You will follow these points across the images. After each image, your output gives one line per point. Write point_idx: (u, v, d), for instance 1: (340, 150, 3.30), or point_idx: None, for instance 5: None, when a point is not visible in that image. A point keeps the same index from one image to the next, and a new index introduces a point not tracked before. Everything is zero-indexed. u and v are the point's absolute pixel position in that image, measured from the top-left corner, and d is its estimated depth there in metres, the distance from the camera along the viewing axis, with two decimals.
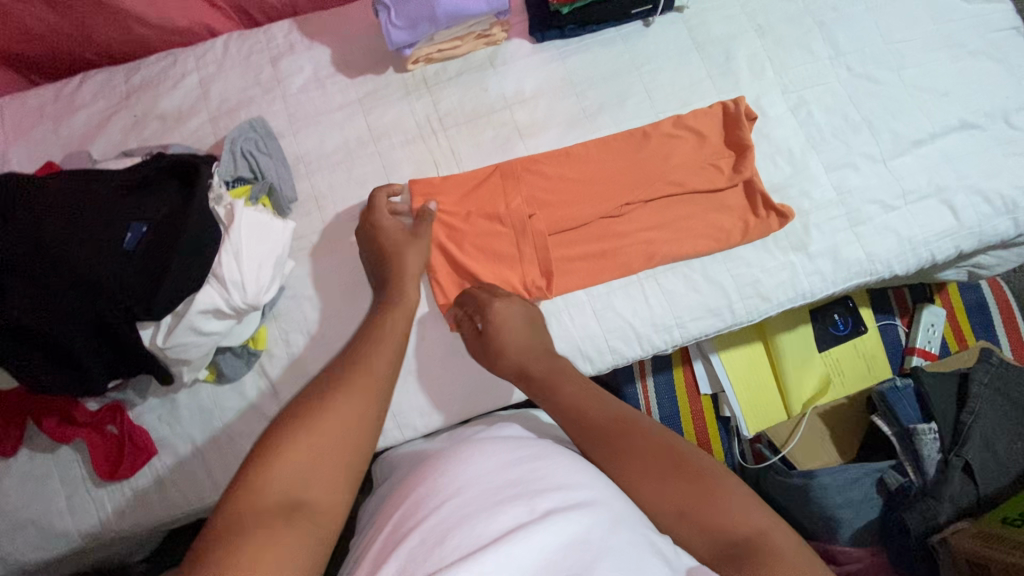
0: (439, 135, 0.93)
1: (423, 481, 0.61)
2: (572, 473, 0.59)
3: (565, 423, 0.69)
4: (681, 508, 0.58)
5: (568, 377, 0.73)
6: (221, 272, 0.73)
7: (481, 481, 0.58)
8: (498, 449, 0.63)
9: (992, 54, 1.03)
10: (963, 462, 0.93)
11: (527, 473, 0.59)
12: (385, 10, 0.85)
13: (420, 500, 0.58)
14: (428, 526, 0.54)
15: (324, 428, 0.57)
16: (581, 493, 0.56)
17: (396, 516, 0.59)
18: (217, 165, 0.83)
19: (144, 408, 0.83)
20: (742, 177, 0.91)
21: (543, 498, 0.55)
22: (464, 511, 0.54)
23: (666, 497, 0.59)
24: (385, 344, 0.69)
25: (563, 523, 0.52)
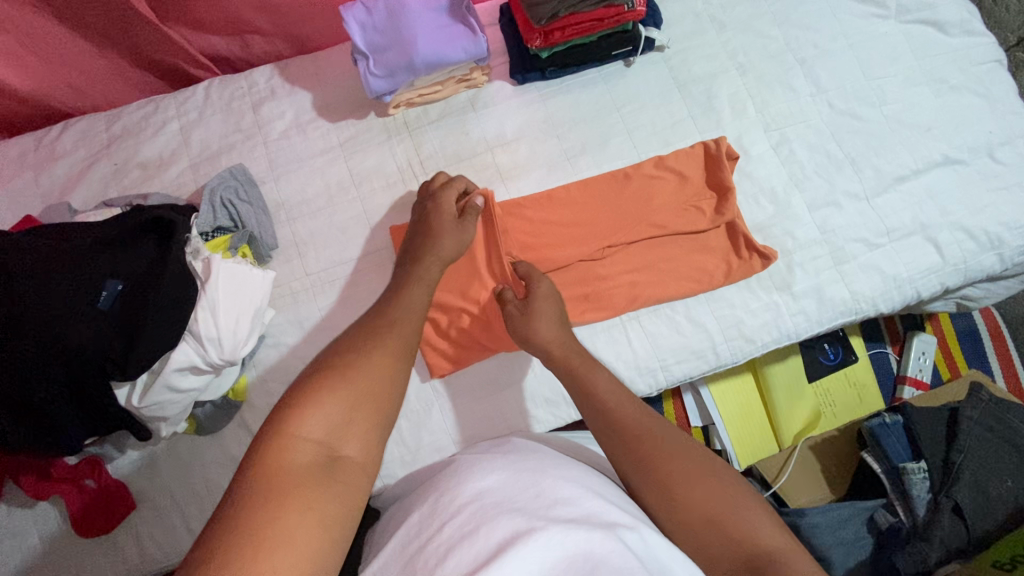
0: (421, 178, 0.93)
1: (424, 502, 0.59)
2: (572, 485, 0.58)
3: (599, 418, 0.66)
4: (709, 515, 0.58)
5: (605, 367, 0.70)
6: (197, 329, 0.73)
7: (485, 489, 0.57)
8: (499, 465, 0.61)
9: (974, 87, 1.04)
10: (953, 504, 0.93)
11: (527, 487, 0.56)
12: (364, 59, 0.85)
13: (420, 523, 0.56)
14: (431, 542, 0.53)
15: (355, 374, 0.55)
16: (581, 506, 0.54)
17: (399, 532, 0.58)
18: (196, 217, 0.82)
19: (122, 461, 0.82)
20: (724, 219, 0.91)
21: (542, 507, 0.53)
22: (467, 520, 0.53)
23: (697, 505, 0.58)
24: (411, 293, 0.70)
25: (561, 534, 0.49)
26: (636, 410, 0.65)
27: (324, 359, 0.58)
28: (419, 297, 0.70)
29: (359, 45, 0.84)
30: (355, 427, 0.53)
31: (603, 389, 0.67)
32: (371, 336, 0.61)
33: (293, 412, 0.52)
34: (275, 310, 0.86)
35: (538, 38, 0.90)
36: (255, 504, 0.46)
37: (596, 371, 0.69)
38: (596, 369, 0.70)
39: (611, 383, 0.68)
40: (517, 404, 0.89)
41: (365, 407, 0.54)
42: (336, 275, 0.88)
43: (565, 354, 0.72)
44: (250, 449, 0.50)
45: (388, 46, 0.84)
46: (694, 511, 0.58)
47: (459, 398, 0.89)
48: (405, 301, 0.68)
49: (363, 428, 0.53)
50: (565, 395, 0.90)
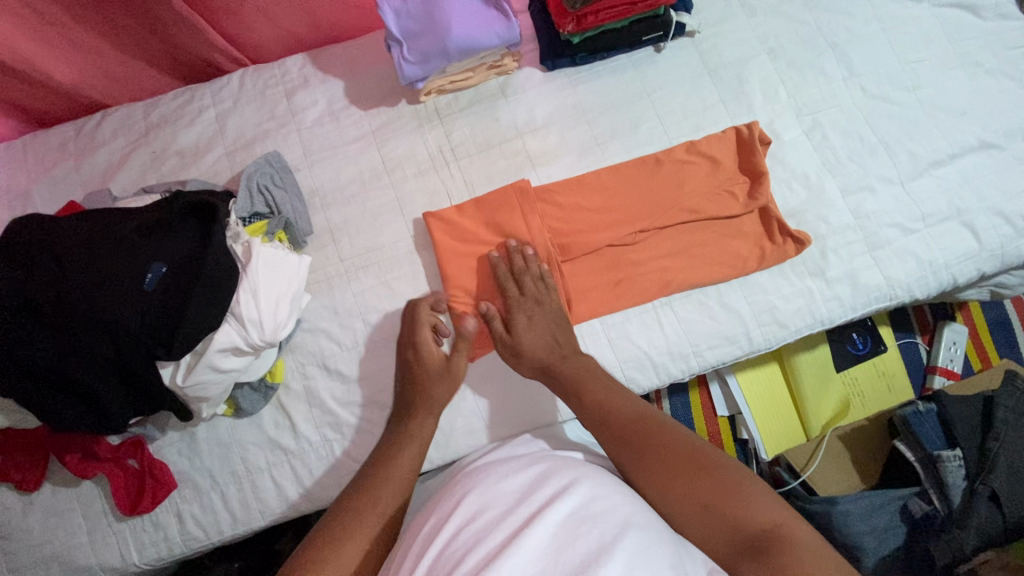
0: (452, 166, 0.93)
1: (446, 505, 0.64)
2: (588, 482, 0.62)
3: (594, 422, 0.73)
4: (706, 504, 0.63)
5: (592, 377, 0.78)
6: (239, 310, 0.74)
7: (501, 493, 0.62)
8: (512, 469, 0.67)
9: (1010, 72, 1.02)
10: (989, 490, 0.92)
11: (536, 491, 0.61)
12: (397, 45, 0.85)
13: (443, 521, 0.61)
14: (450, 546, 0.57)
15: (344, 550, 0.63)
16: (594, 503, 0.59)
17: (421, 534, 0.62)
18: (234, 203, 0.84)
19: (163, 442, 0.83)
20: (758, 204, 0.90)
21: (554, 502, 0.58)
22: (489, 520, 0.58)
23: (694, 493, 0.64)
24: (403, 457, 0.74)
25: (571, 537, 0.54)
26: (630, 406, 0.73)
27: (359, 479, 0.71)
28: (407, 466, 0.73)
29: (394, 31, 0.84)
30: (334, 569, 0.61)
31: (593, 394, 0.75)
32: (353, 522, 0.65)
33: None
34: (312, 295, 0.87)
35: (570, 22, 0.90)
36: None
37: (579, 384, 0.77)
38: (584, 379, 0.78)
39: (604, 389, 0.76)
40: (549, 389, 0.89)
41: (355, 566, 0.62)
42: (369, 260, 0.89)
43: (567, 372, 0.79)
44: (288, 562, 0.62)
45: (422, 31, 0.84)
46: (692, 500, 0.64)
47: (490, 383, 0.89)
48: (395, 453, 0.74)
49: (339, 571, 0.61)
50: None
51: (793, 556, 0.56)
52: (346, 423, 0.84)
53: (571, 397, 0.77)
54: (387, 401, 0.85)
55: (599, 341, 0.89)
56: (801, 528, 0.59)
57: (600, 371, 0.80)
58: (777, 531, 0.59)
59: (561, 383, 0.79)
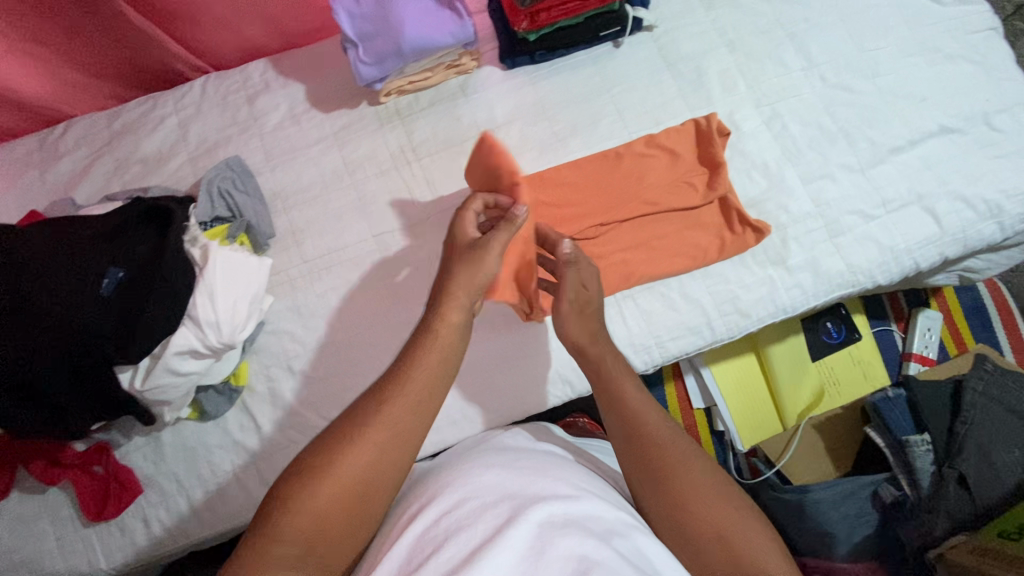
0: (414, 165, 0.94)
1: (422, 497, 0.65)
2: (579, 487, 0.65)
3: (618, 422, 0.67)
4: (719, 532, 0.59)
5: (628, 375, 0.71)
6: (195, 312, 0.74)
7: (485, 485, 0.63)
8: (501, 464, 0.68)
9: (970, 57, 1.03)
10: (958, 474, 0.90)
11: (527, 486, 0.63)
12: (354, 48, 0.86)
13: (418, 511, 0.62)
14: (423, 533, 0.58)
15: (351, 459, 0.58)
16: (577, 508, 0.60)
17: (395, 524, 0.62)
18: (195, 207, 0.84)
19: (130, 447, 0.84)
20: (717, 194, 0.91)
21: (540, 502, 0.59)
22: (465, 514, 0.58)
23: (707, 520, 0.60)
24: (424, 365, 0.63)
25: (556, 536, 0.55)
26: (659, 421, 0.67)
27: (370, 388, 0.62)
28: (428, 376, 0.63)
29: (349, 33, 0.85)
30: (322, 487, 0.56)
31: (626, 391, 0.69)
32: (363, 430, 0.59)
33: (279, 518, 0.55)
34: (274, 297, 0.87)
35: (524, 20, 0.91)
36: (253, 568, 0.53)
37: (618, 378, 0.70)
38: (621, 375, 0.71)
39: (637, 396, 0.69)
40: (513, 385, 0.91)
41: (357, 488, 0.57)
42: (332, 260, 0.89)
43: (594, 356, 0.74)
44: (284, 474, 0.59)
45: (375, 33, 0.85)
46: (706, 527, 0.59)
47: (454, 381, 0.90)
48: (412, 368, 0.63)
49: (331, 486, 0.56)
50: (562, 374, 0.92)
51: None
52: (310, 424, 0.85)
53: (603, 392, 0.70)
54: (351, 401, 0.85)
55: None
56: None
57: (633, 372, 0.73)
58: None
59: (595, 369, 0.72)
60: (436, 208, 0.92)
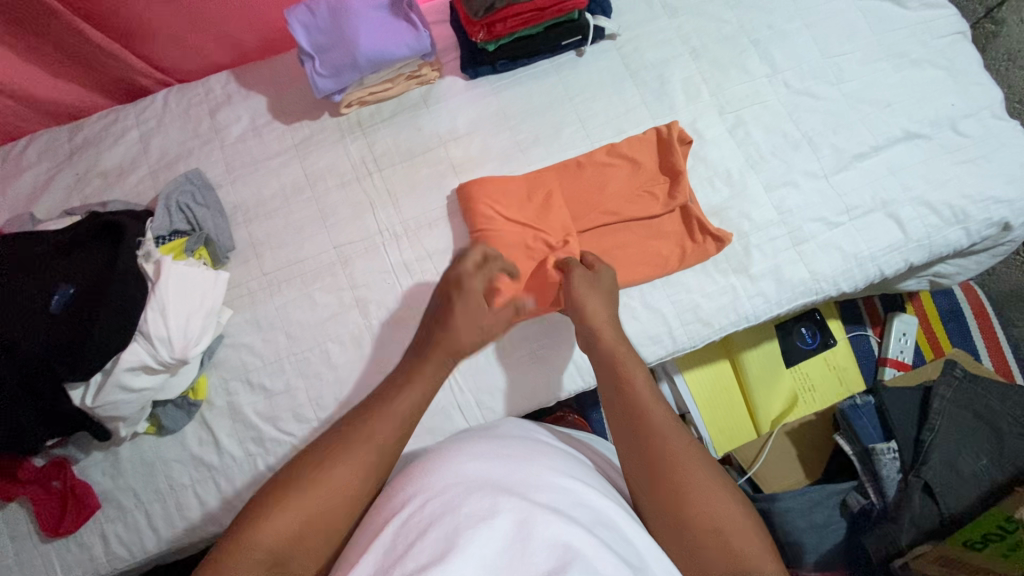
0: (375, 176, 0.93)
1: (408, 483, 0.65)
2: (563, 479, 0.66)
3: (624, 413, 0.71)
4: (714, 527, 0.62)
5: (637, 366, 0.74)
6: (147, 328, 0.74)
7: (473, 474, 0.64)
8: (491, 451, 0.69)
9: (936, 61, 1.02)
10: (922, 483, 0.90)
11: (515, 477, 0.64)
12: (310, 60, 0.86)
13: (403, 499, 0.63)
14: (411, 519, 0.59)
15: (335, 474, 0.62)
16: (561, 499, 0.62)
17: (382, 511, 0.64)
18: (152, 222, 0.84)
19: (89, 462, 0.84)
20: (677, 203, 0.90)
21: (526, 493, 0.61)
22: (449, 504, 0.59)
23: (703, 514, 0.62)
24: (413, 390, 0.69)
25: (541, 525, 0.57)
26: (661, 411, 0.70)
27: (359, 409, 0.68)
28: (412, 401, 0.68)
29: (305, 46, 0.85)
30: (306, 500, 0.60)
31: (634, 384, 0.72)
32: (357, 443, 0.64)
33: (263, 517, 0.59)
34: (232, 310, 0.87)
35: (481, 30, 0.91)
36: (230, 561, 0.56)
37: (629, 370, 0.74)
38: (632, 365, 0.74)
39: (643, 386, 0.72)
40: (473, 397, 0.88)
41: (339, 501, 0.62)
42: (291, 273, 0.89)
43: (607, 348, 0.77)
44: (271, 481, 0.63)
45: (331, 45, 0.85)
46: (701, 519, 0.62)
47: None
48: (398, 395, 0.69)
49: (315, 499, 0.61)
50: (523, 387, 0.90)
51: None
52: (269, 437, 0.85)
53: (611, 383, 0.74)
54: (311, 414, 0.85)
55: (524, 347, 0.89)
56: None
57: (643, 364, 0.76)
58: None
59: (607, 359, 0.76)
60: (397, 219, 0.92)
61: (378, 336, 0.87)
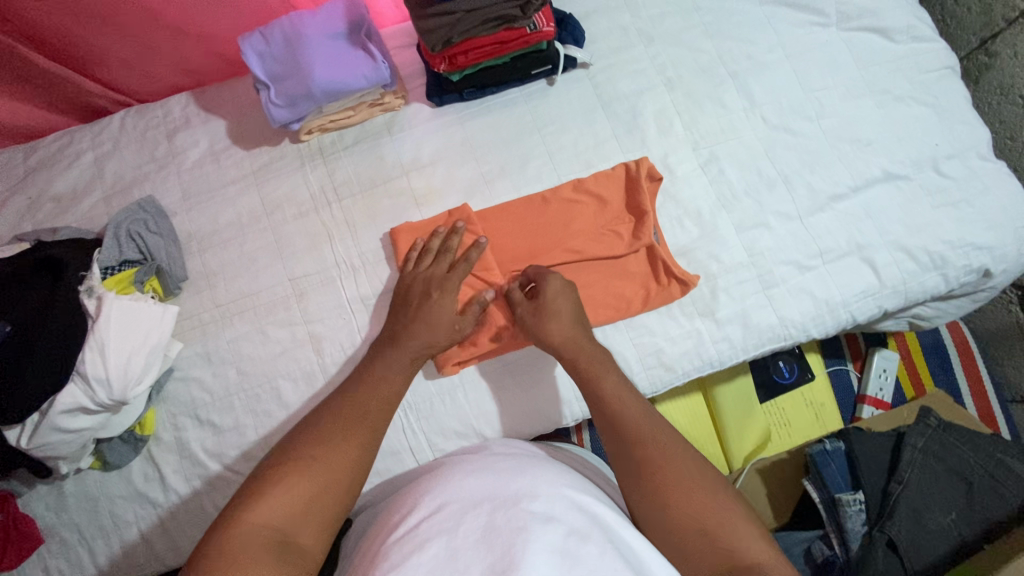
0: (334, 206, 0.90)
1: (400, 510, 0.64)
2: (555, 483, 0.63)
3: (602, 420, 0.71)
4: (701, 528, 0.61)
5: (608, 368, 0.74)
6: (84, 369, 0.73)
7: (462, 492, 0.62)
8: (478, 468, 0.67)
9: (921, 97, 0.99)
10: (886, 538, 0.89)
11: (506, 484, 0.62)
12: (265, 89, 0.85)
13: (395, 527, 0.61)
14: (403, 543, 0.57)
15: (327, 457, 0.64)
16: (558, 505, 0.59)
17: (379, 538, 0.62)
18: (99, 253, 0.81)
19: (32, 495, 0.82)
20: (642, 244, 0.88)
21: (522, 501, 0.59)
22: (443, 521, 0.57)
23: (689, 515, 0.62)
24: (390, 378, 0.75)
25: (540, 532, 0.55)
26: (643, 416, 0.70)
27: (333, 398, 0.72)
28: (391, 386, 0.75)
29: (260, 75, 0.84)
30: (299, 483, 0.62)
31: (608, 389, 0.72)
32: (343, 425, 0.68)
33: (252, 502, 0.60)
34: (182, 343, 0.85)
35: (442, 62, 0.88)
36: (232, 539, 0.56)
37: (593, 373, 0.74)
38: (598, 369, 0.74)
39: (619, 392, 0.72)
40: (425, 438, 0.86)
41: (331, 486, 0.63)
42: (245, 306, 0.87)
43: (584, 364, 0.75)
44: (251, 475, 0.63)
45: (288, 74, 0.84)
46: (688, 521, 0.61)
47: None
48: (381, 382, 0.74)
49: (306, 485, 0.62)
50: (477, 428, 0.87)
51: None
52: (216, 475, 0.83)
53: (586, 390, 0.74)
54: (259, 452, 0.83)
55: (480, 388, 0.87)
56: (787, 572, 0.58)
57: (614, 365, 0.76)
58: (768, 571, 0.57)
59: (574, 368, 0.76)
60: (356, 251, 0.89)
61: (331, 373, 0.85)
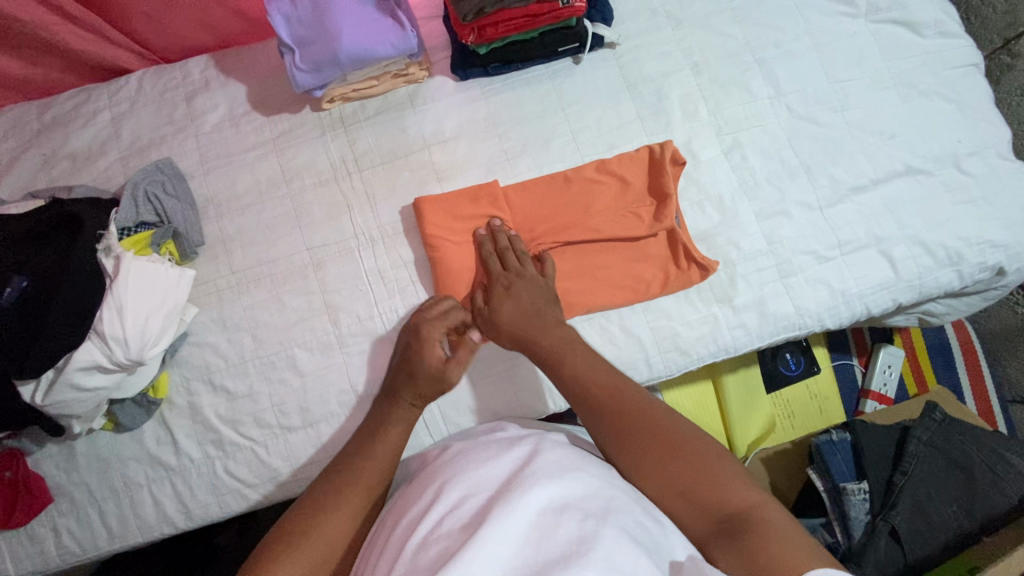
0: (354, 176, 0.89)
1: (430, 490, 0.64)
2: (569, 467, 0.63)
3: (573, 396, 0.72)
4: (684, 487, 0.62)
5: (573, 347, 0.76)
6: (102, 327, 0.72)
7: (486, 479, 0.62)
8: (499, 450, 0.67)
9: (946, 93, 0.98)
10: (889, 527, 0.90)
11: (521, 471, 0.62)
12: (290, 53, 0.84)
13: (427, 506, 0.62)
14: (436, 527, 0.58)
15: (331, 530, 0.64)
16: (573, 490, 0.60)
17: (408, 515, 0.62)
18: (116, 213, 0.81)
19: (42, 455, 0.82)
20: (663, 227, 0.88)
21: (536, 486, 0.59)
22: (475, 507, 0.59)
23: (674, 476, 0.63)
24: (396, 431, 0.74)
25: (555, 524, 0.55)
26: (611, 378, 0.72)
27: (340, 455, 0.72)
28: (397, 440, 0.74)
29: (285, 38, 0.83)
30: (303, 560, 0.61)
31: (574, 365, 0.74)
32: (348, 489, 0.68)
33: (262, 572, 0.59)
34: (198, 308, 0.84)
35: (471, 33, 0.88)
36: None
37: (562, 353, 0.76)
38: (563, 351, 0.76)
39: (584, 363, 0.74)
40: (439, 412, 0.86)
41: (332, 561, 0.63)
42: (261, 273, 0.86)
43: (545, 344, 0.77)
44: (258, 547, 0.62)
45: (313, 39, 0.83)
46: (671, 481, 0.63)
47: None
48: (387, 433, 0.74)
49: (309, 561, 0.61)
50: (491, 405, 0.87)
51: (767, 542, 0.55)
52: (228, 441, 0.83)
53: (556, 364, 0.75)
54: (272, 419, 0.83)
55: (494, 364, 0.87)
56: (777, 510, 0.59)
57: (582, 340, 0.78)
58: (756, 516, 0.58)
59: (540, 353, 0.77)
60: (375, 223, 0.88)
61: (346, 344, 0.85)
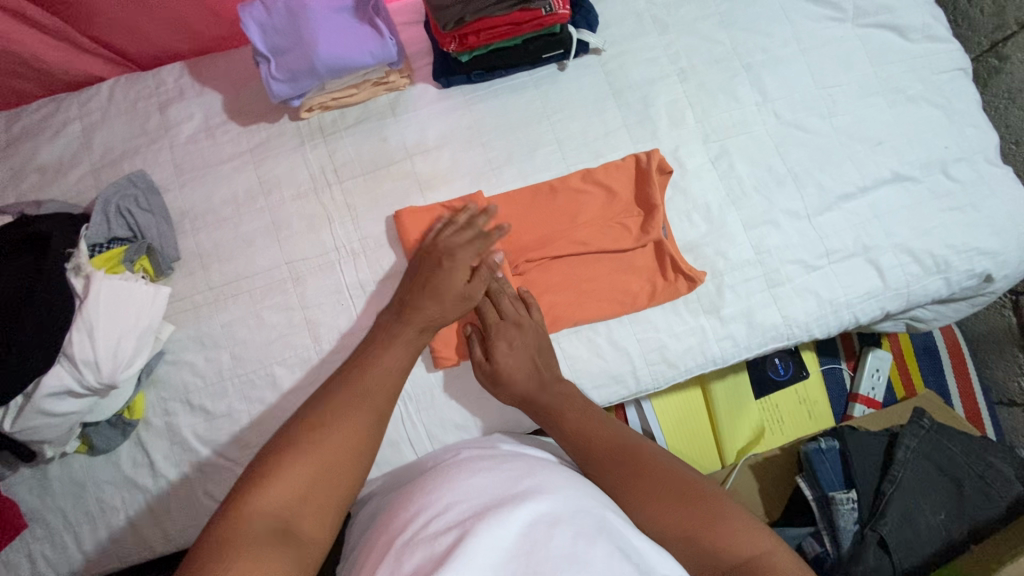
0: (334, 188, 0.87)
1: (412, 503, 0.62)
2: (560, 486, 0.62)
3: (573, 450, 0.73)
4: (686, 532, 0.61)
5: (570, 403, 0.77)
6: (72, 350, 0.70)
7: (471, 489, 0.61)
8: (488, 468, 0.66)
9: (933, 99, 0.98)
10: (878, 536, 0.90)
11: (512, 488, 0.61)
12: (266, 62, 0.82)
13: (409, 517, 0.60)
14: (418, 534, 0.56)
15: (329, 442, 0.61)
16: (563, 506, 0.58)
17: (389, 529, 0.61)
18: (87, 228, 0.79)
19: (15, 479, 0.79)
20: (650, 238, 0.87)
21: (526, 501, 0.58)
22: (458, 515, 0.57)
23: (677, 521, 0.62)
24: (392, 352, 0.72)
25: (545, 536, 0.54)
26: (613, 432, 0.73)
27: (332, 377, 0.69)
28: (394, 362, 0.71)
29: (260, 47, 0.81)
30: (299, 471, 0.58)
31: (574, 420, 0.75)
32: (345, 403, 0.64)
33: (254, 486, 0.56)
34: (174, 325, 0.82)
35: (452, 42, 0.85)
36: (229, 533, 0.53)
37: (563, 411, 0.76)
38: (563, 409, 0.76)
39: (583, 417, 0.75)
40: (424, 429, 0.84)
41: (333, 474, 0.60)
42: (239, 289, 0.84)
43: (546, 400, 0.77)
44: (249, 465, 0.60)
45: (289, 48, 0.80)
46: (675, 526, 0.62)
47: None
48: (384, 359, 0.71)
49: (306, 471, 0.58)
50: (477, 420, 0.86)
51: None
52: (207, 461, 0.81)
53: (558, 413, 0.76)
54: (253, 439, 0.81)
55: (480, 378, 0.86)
56: (783, 558, 0.57)
57: (580, 397, 0.79)
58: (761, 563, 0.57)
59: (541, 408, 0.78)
60: (356, 236, 0.86)
61: (328, 361, 0.83)
